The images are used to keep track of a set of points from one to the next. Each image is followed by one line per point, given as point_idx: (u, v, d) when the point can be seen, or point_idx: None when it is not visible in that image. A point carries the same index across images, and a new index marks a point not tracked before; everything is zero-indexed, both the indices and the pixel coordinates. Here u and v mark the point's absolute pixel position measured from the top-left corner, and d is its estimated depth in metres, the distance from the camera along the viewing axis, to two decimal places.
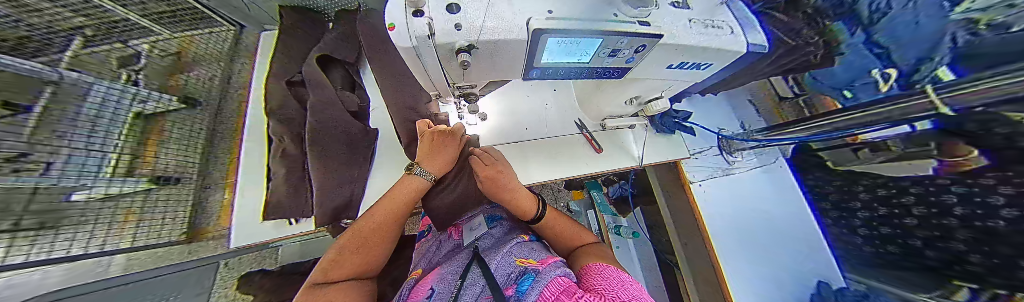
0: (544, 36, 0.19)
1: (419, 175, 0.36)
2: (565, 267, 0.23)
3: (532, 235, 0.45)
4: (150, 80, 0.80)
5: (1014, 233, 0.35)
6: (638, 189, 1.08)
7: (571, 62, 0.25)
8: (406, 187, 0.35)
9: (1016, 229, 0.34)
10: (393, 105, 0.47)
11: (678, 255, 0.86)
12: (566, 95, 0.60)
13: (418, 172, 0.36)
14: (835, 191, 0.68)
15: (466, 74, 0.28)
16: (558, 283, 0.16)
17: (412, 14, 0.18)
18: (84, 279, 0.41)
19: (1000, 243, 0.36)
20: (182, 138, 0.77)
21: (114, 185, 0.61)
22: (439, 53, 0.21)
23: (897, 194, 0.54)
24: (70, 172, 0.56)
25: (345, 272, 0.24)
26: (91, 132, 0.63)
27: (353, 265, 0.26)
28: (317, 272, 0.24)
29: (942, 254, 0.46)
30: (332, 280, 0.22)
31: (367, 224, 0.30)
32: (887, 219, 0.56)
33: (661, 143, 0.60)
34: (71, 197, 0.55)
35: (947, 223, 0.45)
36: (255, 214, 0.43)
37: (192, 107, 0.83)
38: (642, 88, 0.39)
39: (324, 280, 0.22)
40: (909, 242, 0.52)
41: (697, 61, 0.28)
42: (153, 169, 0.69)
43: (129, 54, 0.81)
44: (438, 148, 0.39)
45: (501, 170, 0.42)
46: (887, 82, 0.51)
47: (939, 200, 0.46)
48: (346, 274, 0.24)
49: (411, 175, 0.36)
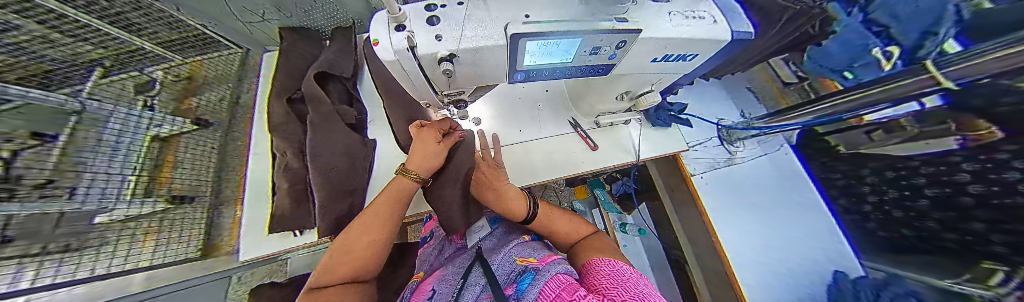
0: (522, 40, 0.19)
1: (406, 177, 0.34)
2: (566, 264, 0.24)
3: (532, 235, 0.45)
4: (164, 105, 0.84)
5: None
6: (641, 185, 1.07)
7: (555, 63, 0.26)
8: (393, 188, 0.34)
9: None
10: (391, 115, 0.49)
11: (687, 251, 0.84)
12: (558, 95, 0.60)
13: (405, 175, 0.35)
14: (841, 177, 0.68)
15: (453, 81, 0.28)
16: (558, 280, 0.18)
17: (395, 28, 0.19)
18: (121, 293, 0.43)
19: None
20: (195, 158, 0.78)
21: (135, 207, 0.62)
22: (423, 63, 0.22)
23: (906, 175, 0.53)
24: (93, 196, 0.59)
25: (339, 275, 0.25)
26: (112, 157, 0.67)
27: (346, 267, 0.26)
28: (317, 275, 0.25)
29: (961, 236, 0.44)
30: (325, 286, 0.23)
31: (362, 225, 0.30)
32: (898, 202, 0.56)
33: (659, 136, 0.59)
34: (93, 220, 0.57)
35: (963, 202, 0.43)
36: (263, 227, 0.45)
37: (204, 127, 0.84)
38: (630, 84, 0.39)
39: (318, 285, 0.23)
40: (926, 225, 0.51)
41: (680, 52, 0.28)
42: (170, 188, 0.70)
43: (144, 81, 0.85)
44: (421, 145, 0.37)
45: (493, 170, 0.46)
46: (889, 60, 0.51)
47: (951, 179, 0.44)
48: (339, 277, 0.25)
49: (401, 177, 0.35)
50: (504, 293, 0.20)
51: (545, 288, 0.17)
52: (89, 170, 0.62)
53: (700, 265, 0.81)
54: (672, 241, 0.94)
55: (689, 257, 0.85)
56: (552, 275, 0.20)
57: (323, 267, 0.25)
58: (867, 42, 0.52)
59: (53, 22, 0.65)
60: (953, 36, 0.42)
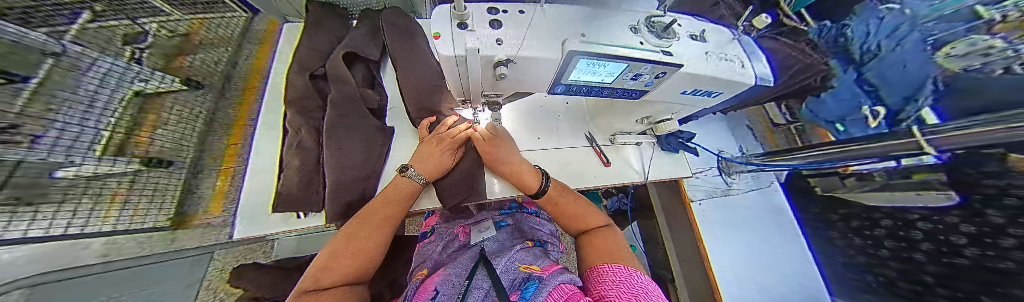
0: (575, 57, 0.20)
1: (411, 178, 0.39)
2: (568, 274, 0.26)
3: (535, 243, 0.47)
4: (153, 60, 0.69)
5: (979, 269, 0.41)
6: (637, 204, 1.11)
7: (594, 82, 0.27)
8: (400, 191, 0.38)
9: (977, 266, 0.42)
10: (415, 107, 0.49)
11: (676, 274, 0.89)
12: (578, 109, 0.62)
13: (410, 175, 0.39)
14: (810, 218, 0.74)
15: (497, 83, 0.29)
16: (562, 289, 0.21)
17: (457, 26, 0.20)
18: (59, 265, 0.38)
19: (1014, 284, 0.36)
20: (179, 121, 0.67)
21: (104, 164, 0.49)
22: (479, 64, 0.23)
23: (868, 225, 0.60)
24: (59, 146, 0.44)
25: (336, 277, 0.26)
26: (90, 101, 0.51)
27: (346, 268, 0.27)
28: (307, 278, 0.24)
29: (913, 286, 0.51)
30: (324, 286, 0.24)
31: (361, 228, 0.32)
32: (861, 248, 0.62)
33: (667, 162, 0.61)
34: (55, 175, 0.41)
35: (916, 256, 0.51)
36: (264, 205, 0.42)
37: (194, 89, 0.75)
38: (653, 110, 0.41)
39: (316, 286, 0.23)
40: (883, 272, 0.57)
41: (709, 89, 0.30)
42: (146, 149, 0.58)
43: (136, 32, 0.70)
44: (428, 149, 0.42)
45: (497, 144, 0.44)
46: (876, 119, 0.56)
47: (906, 234, 0.53)
48: (338, 280, 0.26)
49: (402, 177, 0.39)
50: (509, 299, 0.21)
51: (549, 296, 0.20)
52: (59, 119, 0.45)
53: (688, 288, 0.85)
54: (659, 260, 0.99)
55: (677, 279, 0.89)
56: (555, 285, 0.22)
57: (321, 267, 0.26)
58: (860, 100, 0.58)
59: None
60: (929, 105, 0.48)
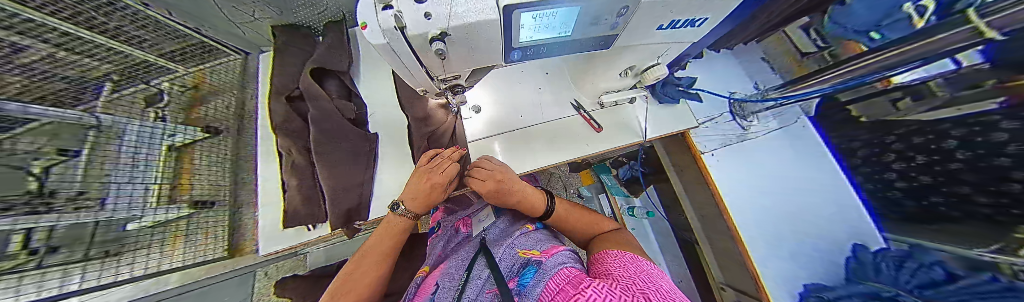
0: (514, 12, 0.18)
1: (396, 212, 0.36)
2: (568, 256, 0.20)
3: (538, 224, 0.41)
4: (175, 115, 0.79)
5: None
6: (649, 168, 1.06)
7: (552, 37, 0.25)
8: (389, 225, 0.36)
9: None
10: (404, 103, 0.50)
11: (697, 232, 0.87)
12: (559, 77, 0.58)
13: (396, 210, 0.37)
14: (865, 145, 0.65)
15: (446, 64, 0.29)
16: (563, 274, 0.14)
17: (381, 8, 0.19)
18: None
19: None
20: (211, 164, 0.76)
21: (160, 213, 0.65)
22: (413, 43, 0.22)
23: (936, 139, 0.51)
24: (122, 207, 0.62)
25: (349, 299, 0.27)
26: (134, 167, 0.66)
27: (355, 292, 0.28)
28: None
29: (994, 199, 0.43)
30: None
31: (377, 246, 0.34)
32: (926, 167, 0.54)
33: (666, 114, 0.58)
34: (126, 227, 0.61)
35: (998, 163, 0.42)
36: (276, 222, 0.49)
37: (215, 135, 0.79)
38: (636, 56, 0.37)
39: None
40: (956, 190, 0.50)
41: (689, 17, 0.27)
42: (190, 194, 0.70)
43: (152, 93, 0.79)
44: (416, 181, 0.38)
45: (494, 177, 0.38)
46: (923, 16, 0.47)
47: (986, 139, 0.43)
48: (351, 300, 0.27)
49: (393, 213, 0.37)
50: (503, 288, 0.16)
51: (547, 285, 0.13)
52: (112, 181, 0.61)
53: (712, 246, 0.83)
54: (682, 222, 0.95)
55: (700, 238, 0.87)
56: (557, 270, 0.16)
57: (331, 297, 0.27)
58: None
59: (54, 38, 0.59)
60: None
